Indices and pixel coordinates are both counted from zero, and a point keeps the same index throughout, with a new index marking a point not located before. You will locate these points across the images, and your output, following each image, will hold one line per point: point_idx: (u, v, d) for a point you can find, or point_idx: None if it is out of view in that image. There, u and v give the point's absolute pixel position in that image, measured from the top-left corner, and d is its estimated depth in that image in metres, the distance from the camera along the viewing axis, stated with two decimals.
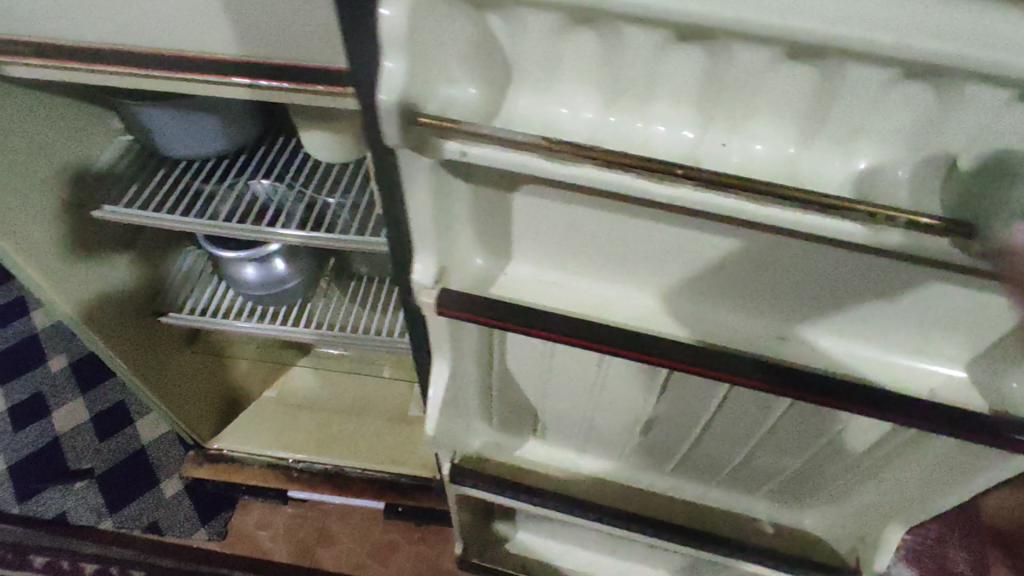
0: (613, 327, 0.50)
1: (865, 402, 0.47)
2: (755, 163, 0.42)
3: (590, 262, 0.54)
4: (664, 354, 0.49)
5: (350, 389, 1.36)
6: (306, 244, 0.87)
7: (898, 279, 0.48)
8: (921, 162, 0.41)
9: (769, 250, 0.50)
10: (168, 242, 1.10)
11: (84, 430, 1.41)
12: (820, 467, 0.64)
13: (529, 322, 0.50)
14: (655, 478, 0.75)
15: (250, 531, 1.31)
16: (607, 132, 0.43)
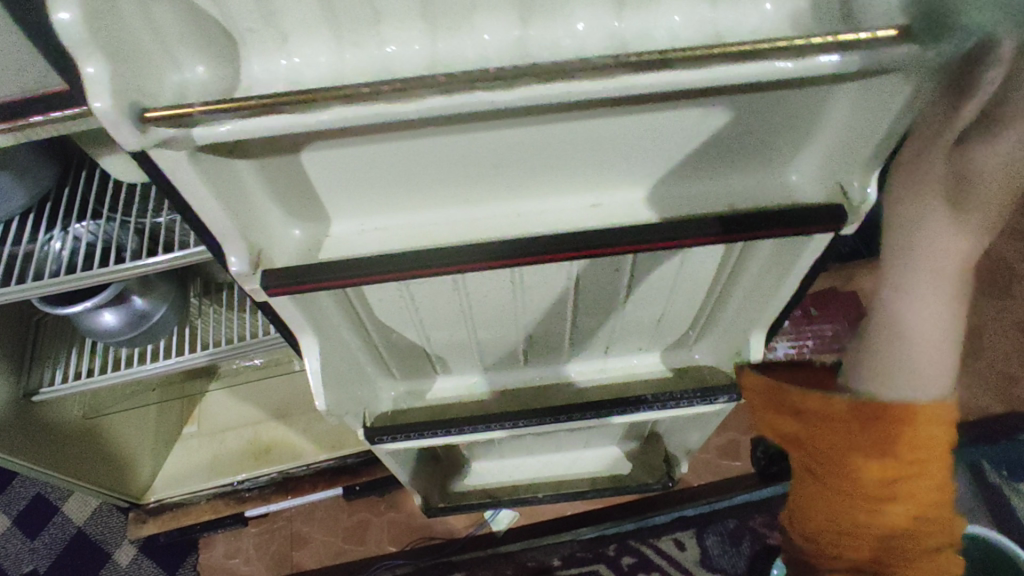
0: (471, 246, 0.51)
1: (722, 231, 0.51)
2: (485, 60, 0.44)
3: (409, 199, 0.53)
4: (531, 251, 0.51)
5: (266, 394, 1.34)
6: (150, 269, 0.82)
7: (698, 120, 0.51)
8: (635, 20, 0.45)
9: (587, 132, 0.50)
10: (15, 316, 1.01)
11: (12, 536, 1.33)
12: (683, 301, 0.71)
13: (383, 271, 0.50)
14: (554, 364, 0.81)
15: (222, 563, 1.29)
16: (346, 68, 0.44)
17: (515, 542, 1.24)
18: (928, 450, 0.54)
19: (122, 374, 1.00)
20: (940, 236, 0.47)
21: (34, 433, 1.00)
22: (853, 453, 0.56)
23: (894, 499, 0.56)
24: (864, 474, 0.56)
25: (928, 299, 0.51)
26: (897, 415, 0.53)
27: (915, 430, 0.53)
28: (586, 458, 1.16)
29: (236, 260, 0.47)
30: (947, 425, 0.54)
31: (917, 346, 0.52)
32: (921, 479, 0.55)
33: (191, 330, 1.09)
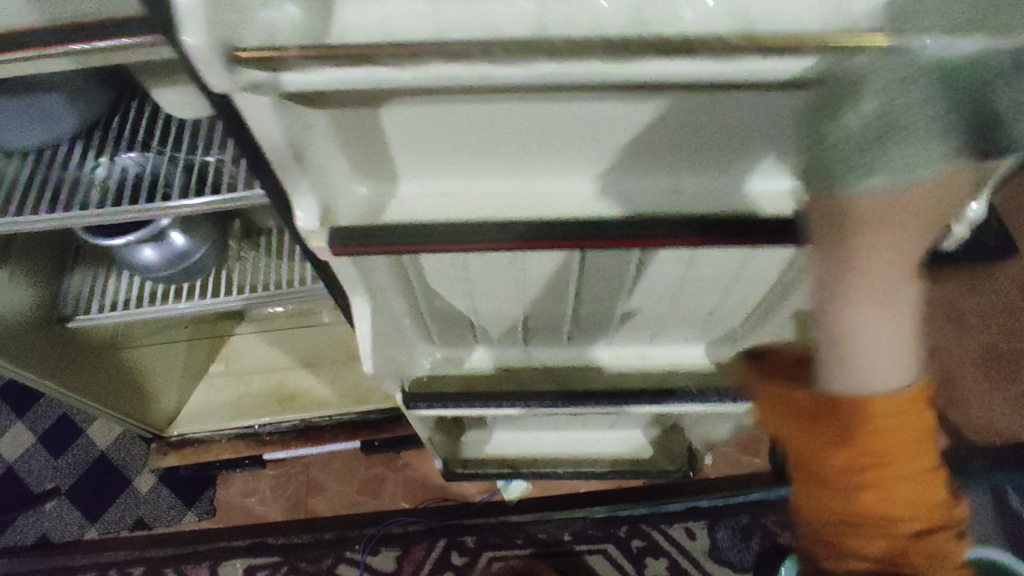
0: (571, 221, 0.49)
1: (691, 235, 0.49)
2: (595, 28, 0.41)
3: (475, 165, 0.52)
4: (624, 232, 0.49)
5: (294, 341, 1.34)
6: (197, 209, 0.81)
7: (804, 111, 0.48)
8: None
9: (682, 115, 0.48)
10: (56, 242, 1.01)
11: (37, 453, 1.35)
12: (743, 294, 0.68)
13: (479, 240, 0.48)
14: (596, 344, 0.79)
15: (239, 502, 1.32)
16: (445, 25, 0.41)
17: (526, 512, 1.24)
18: (907, 430, 0.44)
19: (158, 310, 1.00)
20: (883, 255, 0.40)
21: (66, 359, 1.01)
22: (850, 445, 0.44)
23: (891, 502, 0.44)
24: (841, 463, 0.44)
25: (881, 330, 0.43)
26: (850, 414, 0.44)
27: (881, 424, 0.44)
28: (608, 439, 1.16)
29: (302, 214, 0.47)
30: (922, 414, 0.45)
31: (831, 347, 0.44)
32: (928, 481, 0.45)
33: (227, 274, 1.08)
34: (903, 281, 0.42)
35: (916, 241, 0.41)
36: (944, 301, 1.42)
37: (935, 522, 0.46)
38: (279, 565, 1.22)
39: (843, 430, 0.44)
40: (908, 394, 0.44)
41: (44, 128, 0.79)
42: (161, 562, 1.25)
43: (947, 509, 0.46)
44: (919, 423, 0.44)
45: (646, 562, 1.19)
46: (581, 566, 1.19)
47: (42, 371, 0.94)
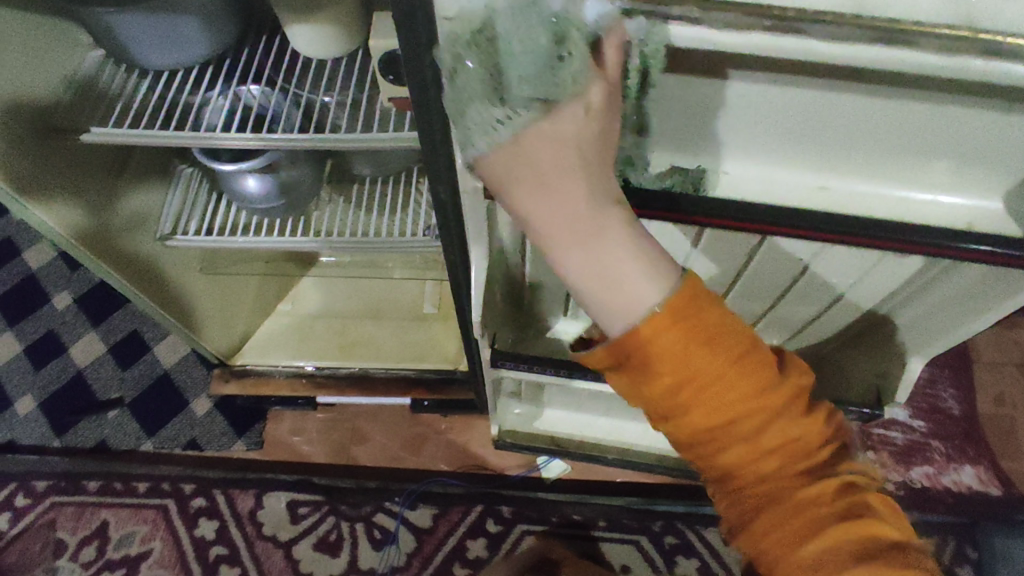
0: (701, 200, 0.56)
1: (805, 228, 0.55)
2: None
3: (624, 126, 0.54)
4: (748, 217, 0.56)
5: (362, 291, 1.38)
6: (310, 145, 0.83)
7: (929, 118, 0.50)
8: None
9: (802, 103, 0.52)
10: (158, 161, 1.05)
11: (106, 363, 1.42)
12: None
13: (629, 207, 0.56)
14: None
15: (286, 439, 1.34)
16: None
17: (564, 493, 1.24)
18: (727, 375, 0.44)
19: (252, 241, 1.04)
20: (546, 206, 0.41)
21: (150, 273, 1.06)
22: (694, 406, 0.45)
23: (715, 417, 0.45)
24: (695, 419, 0.45)
25: (606, 255, 0.43)
26: (639, 344, 0.44)
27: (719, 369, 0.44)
28: (660, 433, 1.15)
29: (462, 152, 0.49)
30: (701, 308, 0.44)
31: (588, 283, 0.44)
32: (737, 380, 0.44)
33: (315, 216, 1.11)
34: (599, 212, 0.42)
35: (561, 167, 0.40)
36: (1015, 348, 1.38)
37: (775, 417, 0.46)
38: (321, 504, 1.25)
39: (656, 364, 0.44)
40: (721, 342, 0.44)
41: (183, 51, 0.82)
42: (213, 483, 1.28)
43: (811, 423, 0.48)
44: (735, 365, 0.44)
45: (678, 560, 1.19)
46: (613, 553, 1.20)
47: (121, 277, 0.98)
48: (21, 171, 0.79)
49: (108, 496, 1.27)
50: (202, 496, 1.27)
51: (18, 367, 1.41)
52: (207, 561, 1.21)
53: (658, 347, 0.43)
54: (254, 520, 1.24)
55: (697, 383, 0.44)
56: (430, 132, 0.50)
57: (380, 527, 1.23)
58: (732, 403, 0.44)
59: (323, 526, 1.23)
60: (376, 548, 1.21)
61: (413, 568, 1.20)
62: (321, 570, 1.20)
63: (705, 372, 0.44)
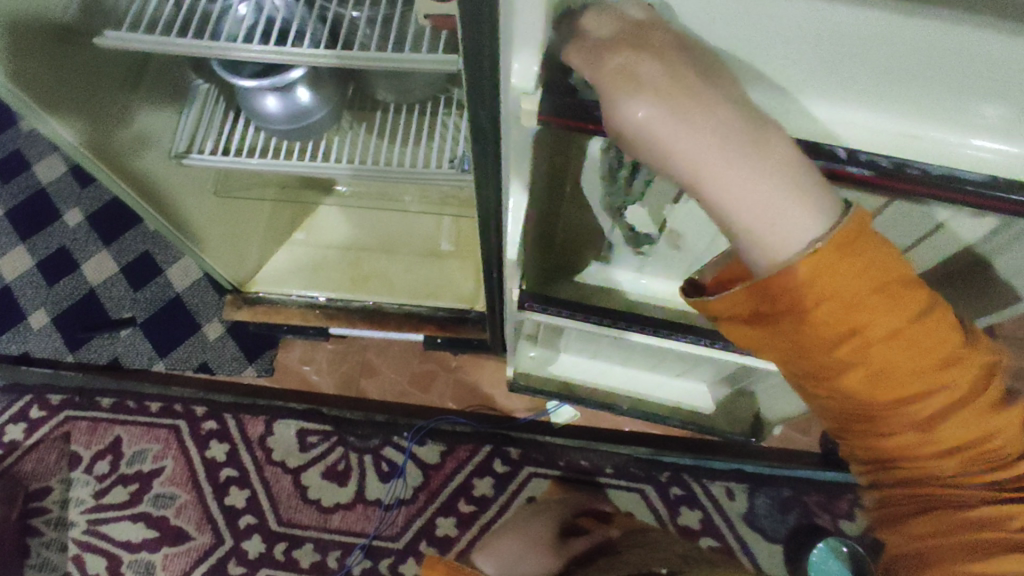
0: None
1: (878, 174, 0.45)
2: None
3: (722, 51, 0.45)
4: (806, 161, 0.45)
5: (377, 225, 1.33)
6: (337, 63, 0.78)
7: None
8: None
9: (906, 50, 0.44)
10: (177, 72, 0.98)
11: (119, 282, 1.41)
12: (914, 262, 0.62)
13: None
14: None
15: (296, 367, 1.34)
16: None
17: (571, 439, 1.25)
18: (860, 284, 0.40)
19: (271, 164, 1.00)
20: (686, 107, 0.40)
21: (161, 192, 1.02)
22: (797, 343, 0.44)
23: (881, 374, 0.43)
24: (868, 378, 0.43)
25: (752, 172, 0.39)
26: (787, 295, 0.41)
27: (823, 288, 0.40)
28: (671, 386, 1.13)
29: (518, 67, 0.44)
30: (869, 258, 0.40)
31: (743, 216, 0.40)
32: (897, 322, 0.41)
33: (336, 141, 1.07)
34: (755, 138, 0.39)
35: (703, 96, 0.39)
36: None
37: (918, 370, 0.42)
38: (329, 434, 1.25)
39: (810, 323, 0.42)
40: (841, 247, 0.39)
41: None
42: (222, 407, 1.28)
43: (955, 373, 0.43)
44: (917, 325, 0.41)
45: (681, 510, 1.20)
46: (619, 500, 1.21)
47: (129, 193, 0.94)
48: (41, 79, 0.74)
49: (120, 413, 1.28)
50: (213, 419, 1.27)
51: (31, 281, 1.41)
52: (217, 482, 1.22)
53: (826, 302, 0.40)
54: (264, 445, 1.25)
55: (834, 315, 0.41)
56: (474, 46, 0.44)
57: (388, 460, 1.23)
58: (895, 376, 0.42)
59: (332, 456, 1.24)
60: (383, 480, 1.22)
61: (420, 501, 1.20)
62: (329, 497, 1.21)
63: (870, 317, 0.41)
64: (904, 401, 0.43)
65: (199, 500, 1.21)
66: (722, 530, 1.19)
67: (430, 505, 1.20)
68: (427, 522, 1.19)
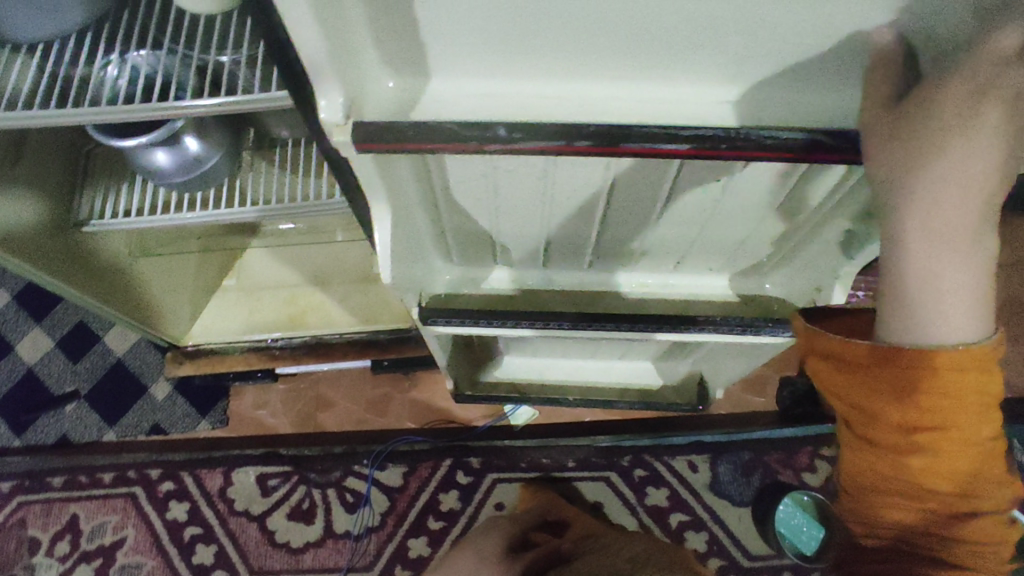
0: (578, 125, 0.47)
1: (691, 146, 0.47)
2: None
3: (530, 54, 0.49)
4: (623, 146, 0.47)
5: (307, 257, 1.32)
6: (210, 111, 0.77)
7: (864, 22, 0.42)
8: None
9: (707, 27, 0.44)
10: (64, 140, 0.96)
11: (56, 357, 1.37)
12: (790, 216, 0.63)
13: (531, 144, 0.47)
14: (622, 262, 0.77)
15: (249, 413, 1.33)
16: None
17: (531, 439, 1.25)
18: (969, 383, 0.45)
19: (175, 218, 0.99)
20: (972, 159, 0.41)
21: (76, 265, 1.00)
22: (875, 404, 0.48)
23: (945, 460, 0.47)
24: (930, 461, 0.48)
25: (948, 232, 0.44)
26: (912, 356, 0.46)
27: (938, 381, 0.45)
28: (616, 369, 1.15)
29: (325, 106, 0.44)
30: (979, 375, 0.46)
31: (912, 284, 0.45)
32: (980, 427, 0.47)
33: (240, 183, 1.05)
34: (980, 230, 0.44)
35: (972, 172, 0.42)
36: None
37: (965, 477, 0.48)
38: (290, 475, 1.24)
39: (901, 379, 0.46)
40: (971, 353, 0.45)
41: (53, 18, 0.74)
42: (179, 466, 1.26)
43: (983, 496, 0.49)
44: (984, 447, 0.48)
45: (647, 490, 1.22)
46: (585, 490, 1.22)
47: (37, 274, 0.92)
48: None
49: (75, 490, 1.25)
50: (170, 479, 1.25)
51: None
52: (183, 542, 1.21)
53: (935, 375, 0.45)
54: (226, 497, 1.23)
55: (932, 395, 0.46)
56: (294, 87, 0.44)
57: (352, 490, 1.23)
58: (945, 452, 0.47)
59: (295, 496, 1.23)
60: (350, 511, 1.21)
61: (389, 525, 1.20)
62: (298, 537, 1.20)
63: (960, 410, 0.46)
64: (936, 491, 0.48)
65: (167, 564, 1.20)
66: (690, 503, 1.21)
67: (400, 528, 1.20)
68: (399, 545, 1.19)
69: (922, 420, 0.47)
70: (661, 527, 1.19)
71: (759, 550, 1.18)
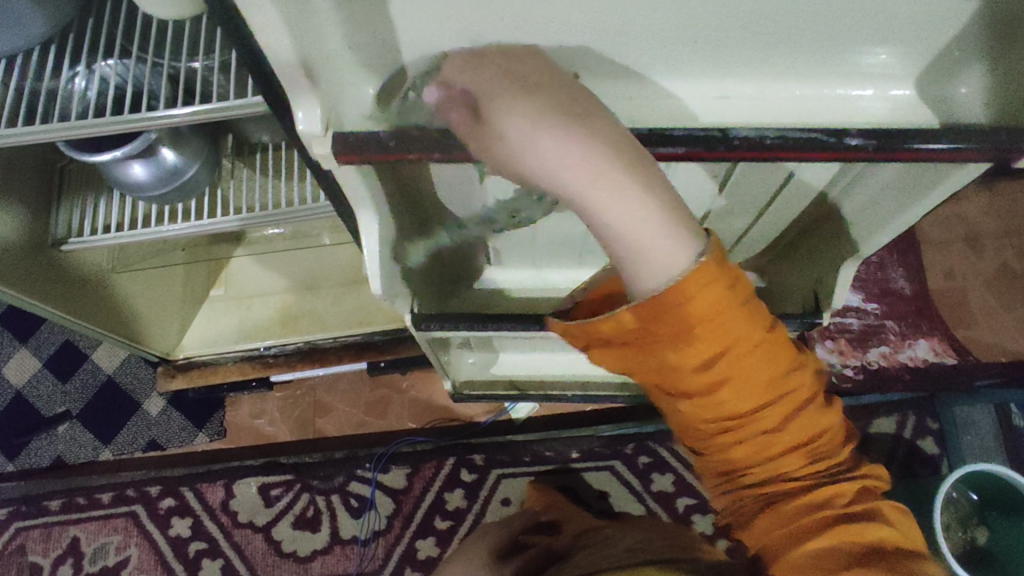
0: None
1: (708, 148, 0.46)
2: None
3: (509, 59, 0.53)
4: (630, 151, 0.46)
5: (293, 263, 1.28)
6: (185, 119, 0.74)
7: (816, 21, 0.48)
8: None
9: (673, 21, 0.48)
10: (37, 157, 0.93)
11: (44, 377, 1.34)
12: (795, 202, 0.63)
13: None
14: None
15: (248, 423, 1.31)
16: None
17: (533, 432, 1.24)
18: (724, 304, 0.44)
19: (157, 231, 0.96)
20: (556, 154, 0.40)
21: (53, 283, 0.97)
22: (666, 362, 0.46)
23: (739, 398, 0.47)
24: (749, 399, 0.47)
25: (607, 197, 0.40)
26: (650, 314, 0.44)
27: (698, 326, 0.44)
28: None
29: (303, 117, 0.43)
30: (733, 309, 0.44)
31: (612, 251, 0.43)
32: (774, 353, 0.47)
33: (222, 192, 1.02)
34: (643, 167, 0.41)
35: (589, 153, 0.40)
36: (958, 221, 1.38)
37: (791, 406, 0.48)
38: (292, 484, 1.23)
39: (669, 331, 0.44)
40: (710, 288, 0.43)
41: (11, 31, 0.71)
42: (179, 482, 1.24)
43: (811, 424, 0.50)
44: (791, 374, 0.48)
45: (653, 477, 1.21)
46: (591, 481, 1.21)
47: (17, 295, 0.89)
48: None
49: (74, 511, 1.23)
50: (170, 496, 1.23)
51: None
52: (188, 558, 1.19)
53: (700, 321, 0.44)
54: (228, 510, 1.22)
55: (693, 346, 0.45)
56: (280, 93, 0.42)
57: (356, 496, 1.21)
58: (725, 401, 0.47)
59: (299, 504, 1.21)
60: (355, 517, 1.20)
61: (396, 528, 1.19)
62: (305, 546, 1.19)
63: (731, 355, 0.45)
64: (771, 419, 0.48)
65: None
66: (696, 488, 1.21)
67: (406, 530, 1.19)
68: (407, 547, 1.18)
69: (708, 371, 0.46)
70: (669, 513, 1.19)
71: None
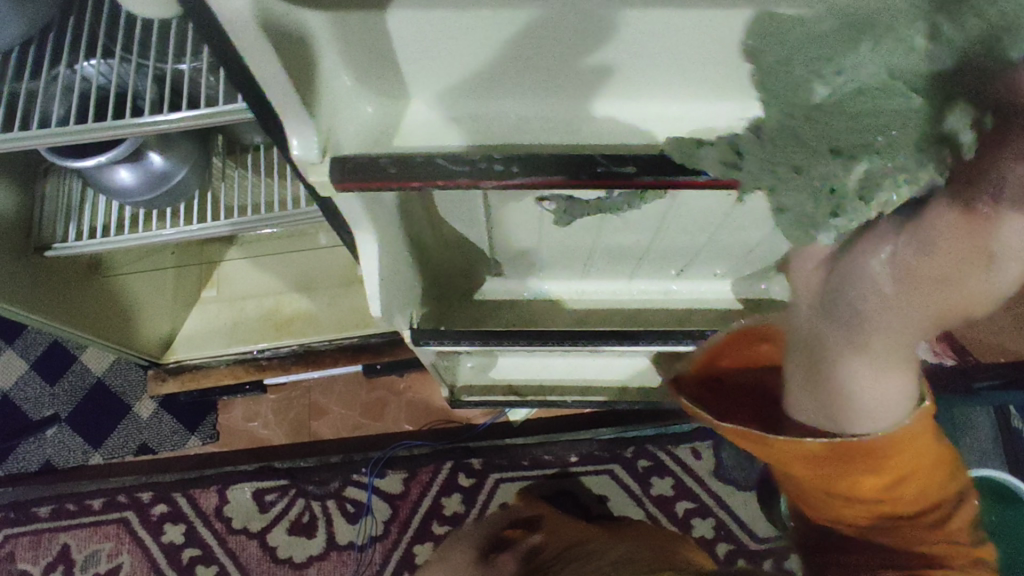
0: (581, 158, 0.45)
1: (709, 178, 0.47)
2: None
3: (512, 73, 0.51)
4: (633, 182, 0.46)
5: (288, 263, 1.25)
6: (172, 125, 0.71)
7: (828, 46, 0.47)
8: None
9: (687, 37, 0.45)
10: (19, 159, 0.89)
11: (32, 380, 1.31)
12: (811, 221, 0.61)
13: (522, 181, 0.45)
14: (628, 265, 0.73)
15: (241, 426, 1.29)
16: None
17: (531, 436, 1.23)
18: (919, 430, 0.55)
19: (146, 236, 0.93)
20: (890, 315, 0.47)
21: (42, 291, 0.94)
22: (843, 474, 0.58)
23: (901, 501, 0.58)
24: (910, 497, 0.59)
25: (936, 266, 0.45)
26: (856, 445, 0.55)
27: (881, 456, 0.55)
28: (618, 365, 1.11)
29: (298, 145, 0.42)
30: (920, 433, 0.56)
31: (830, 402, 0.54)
32: (932, 469, 0.58)
33: (213, 194, 0.99)
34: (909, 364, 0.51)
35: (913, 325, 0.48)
36: None
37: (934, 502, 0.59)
38: (287, 489, 1.21)
39: (855, 455, 0.56)
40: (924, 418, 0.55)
41: None
42: (171, 487, 1.22)
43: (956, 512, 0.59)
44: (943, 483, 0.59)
45: (652, 481, 1.21)
46: (590, 485, 1.20)
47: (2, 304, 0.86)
48: None
49: (64, 518, 1.21)
50: (162, 502, 1.21)
51: None
52: (182, 564, 1.18)
53: (900, 447, 0.55)
54: (222, 516, 1.20)
55: (888, 462, 0.56)
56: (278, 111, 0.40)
57: (353, 500, 1.20)
58: (893, 495, 0.58)
59: (294, 510, 1.20)
60: (352, 522, 1.19)
61: (393, 533, 1.18)
62: (301, 552, 1.18)
63: (906, 463, 0.56)
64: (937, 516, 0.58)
65: None
66: (696, 491, 1.20)
67: (403, 536, 1.18)
68: (405, 553, 1.17)
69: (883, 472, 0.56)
70: (668, 517, 1.19)
71: (765, 532, 1.18)
